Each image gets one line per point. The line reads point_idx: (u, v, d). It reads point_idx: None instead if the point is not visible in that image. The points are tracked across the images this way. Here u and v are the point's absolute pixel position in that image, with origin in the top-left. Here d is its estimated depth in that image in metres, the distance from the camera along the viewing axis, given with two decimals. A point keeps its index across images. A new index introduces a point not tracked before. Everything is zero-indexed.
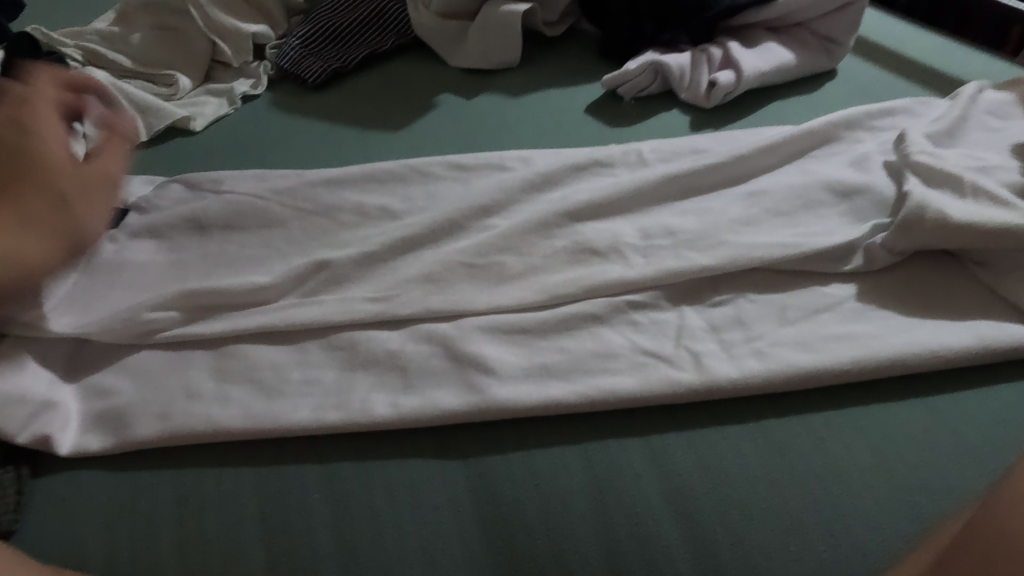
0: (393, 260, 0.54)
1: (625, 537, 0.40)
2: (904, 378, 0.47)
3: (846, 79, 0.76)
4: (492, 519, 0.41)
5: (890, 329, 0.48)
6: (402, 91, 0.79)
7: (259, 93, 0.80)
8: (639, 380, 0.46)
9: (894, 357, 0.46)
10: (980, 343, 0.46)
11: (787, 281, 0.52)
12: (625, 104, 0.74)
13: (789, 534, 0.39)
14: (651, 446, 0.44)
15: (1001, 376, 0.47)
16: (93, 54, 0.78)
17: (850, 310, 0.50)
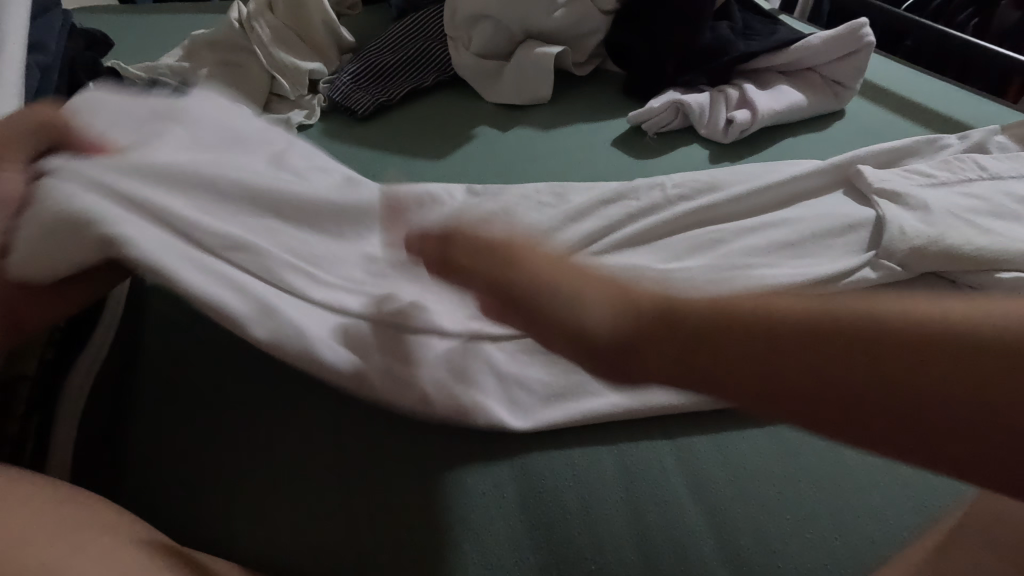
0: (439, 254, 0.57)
1: (657, 522, 0.45)
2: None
3: (852, 119, 0.82)
4: (534, 505, 0.46)
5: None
6: (444, 123, 0.87)
7: (312, 123, 0.87)
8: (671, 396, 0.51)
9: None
10: None
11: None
12: (648, 139, 0.80)
13: (799, 520, 0.44)
14: (677, 446, 0.49)
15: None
16: (164, 86, 0.87)
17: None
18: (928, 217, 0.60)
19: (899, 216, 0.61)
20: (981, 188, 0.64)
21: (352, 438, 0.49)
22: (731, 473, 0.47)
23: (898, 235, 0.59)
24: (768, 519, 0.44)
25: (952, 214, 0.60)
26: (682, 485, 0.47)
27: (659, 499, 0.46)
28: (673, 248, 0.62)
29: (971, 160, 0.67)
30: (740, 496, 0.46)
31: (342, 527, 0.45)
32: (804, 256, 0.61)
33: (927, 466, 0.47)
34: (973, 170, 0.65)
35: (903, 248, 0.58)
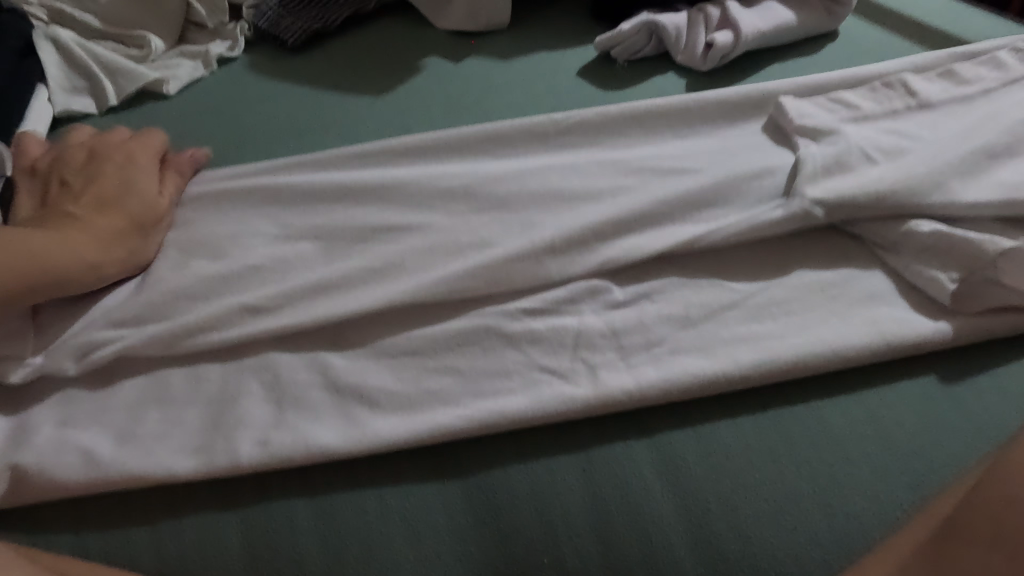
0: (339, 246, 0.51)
1: (628, 531, 0.39)
2: (905, 355, 0.44)
3: (848, 40, 0.71)
4: (487, 515, 0.40)
5: (793, 330, 0.45)
6: (387, 55, 0.76)
7: (235, 56, 0.76)
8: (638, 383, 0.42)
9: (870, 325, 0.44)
10: (978, 328, 0.45)
11: (743, 269, 0.49)
12: (617, 67, 0.71)
13: (789, 524, 0.38)
14: (654, 442, 0.42)
15: (1003, 361, 0.45)
16: (58, 12, 0.74)
17: (758, 310, 0.46)
18: (847, 155, 0.52)
19: (815, 154, 0.52)
20: (917, 125, 0.55)
21: (269, 450, 0.41)
22: (711, 467, 0.40)
23: (823, 170, 0.51)
24: (753, 526, 0.38)
25: (859, 147, 0.52)
26: (653, 485, 0.40)
27: (634, 504, 0.39)
28: (614, 191, 0.52)
29: (894, 90, 0.58)
30: (724, 496, 0.39)
31: (268, 549, 0.40)
32: (703, 213, 0.51)
33: (938, 451, 0.41)
34: (910, 99, 0.57)
35: (819, 194, 0.50)
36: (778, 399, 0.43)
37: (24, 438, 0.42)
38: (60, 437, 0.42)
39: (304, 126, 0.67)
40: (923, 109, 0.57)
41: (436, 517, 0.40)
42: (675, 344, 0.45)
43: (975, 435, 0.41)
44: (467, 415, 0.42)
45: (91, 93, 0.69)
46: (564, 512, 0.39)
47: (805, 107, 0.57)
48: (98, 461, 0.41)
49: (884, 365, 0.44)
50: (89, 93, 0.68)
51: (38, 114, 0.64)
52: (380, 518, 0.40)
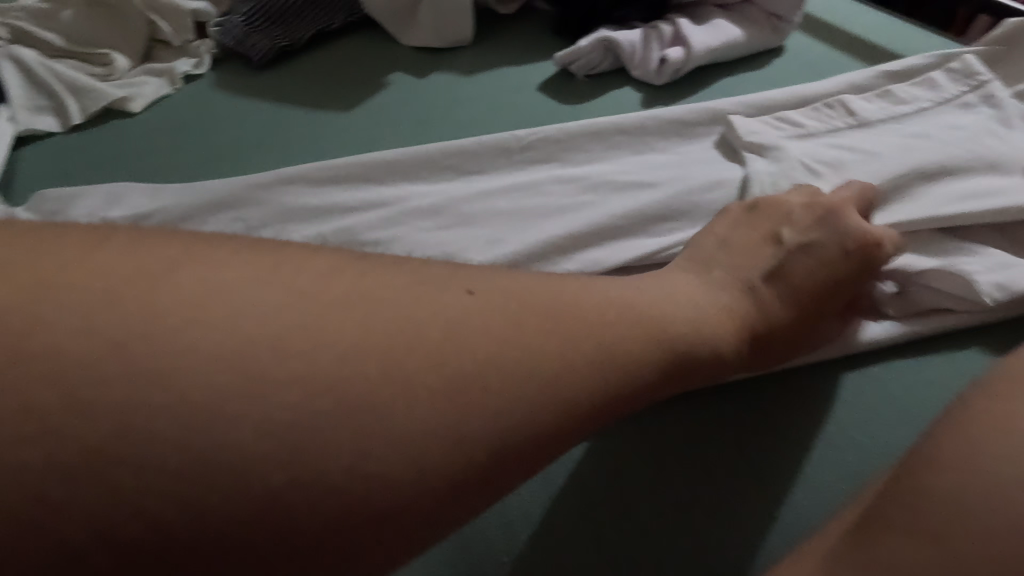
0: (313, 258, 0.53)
1: (588, 524, 0.42)
2: (828, 361, 0.50)
3: (794, 55, 0.75)
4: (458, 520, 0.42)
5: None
6: (352, 71, 0.78)
7: (201, 73, 0.77)
8: None
9: (805, 328, 0.48)
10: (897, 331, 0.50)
11: None
12: (577, 82, 0.73)
13: (726, 508, 0.43)
14: (610, 445, 0.46)
15: (924, 360, 0.50)
16: (19, 31, 0.74)
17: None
18: (787, 172, 0.56)
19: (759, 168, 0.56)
20: (855, 139, 0.59)
21: None
22: (658, 460, 0.45)
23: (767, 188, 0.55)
24: (693, 512, 0.43)
25: (799, 163, 0.57)
26: (609, 478, 0.44)
27: (591, 497, 0.44)
28: (574, 209, 0.54)
29: (836, 108, 0.61)
30: (671, 487, 0.44)
31: None
32: (658, 224, 0.54)
33: (864, 442, 0.46)
34: (849, 117, 0.61)
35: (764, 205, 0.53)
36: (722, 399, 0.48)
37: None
38: None
39: (271, 142, 0.69)
40: (861, 127, 0.60)
41: None
42: None
43: (898, 427, 0.46)
44: None
45: (54, 111, 0.69)
46: None
47: (754, 122, 0.60)
48: None
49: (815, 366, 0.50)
50: (52, 112, 0.68)
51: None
52: None
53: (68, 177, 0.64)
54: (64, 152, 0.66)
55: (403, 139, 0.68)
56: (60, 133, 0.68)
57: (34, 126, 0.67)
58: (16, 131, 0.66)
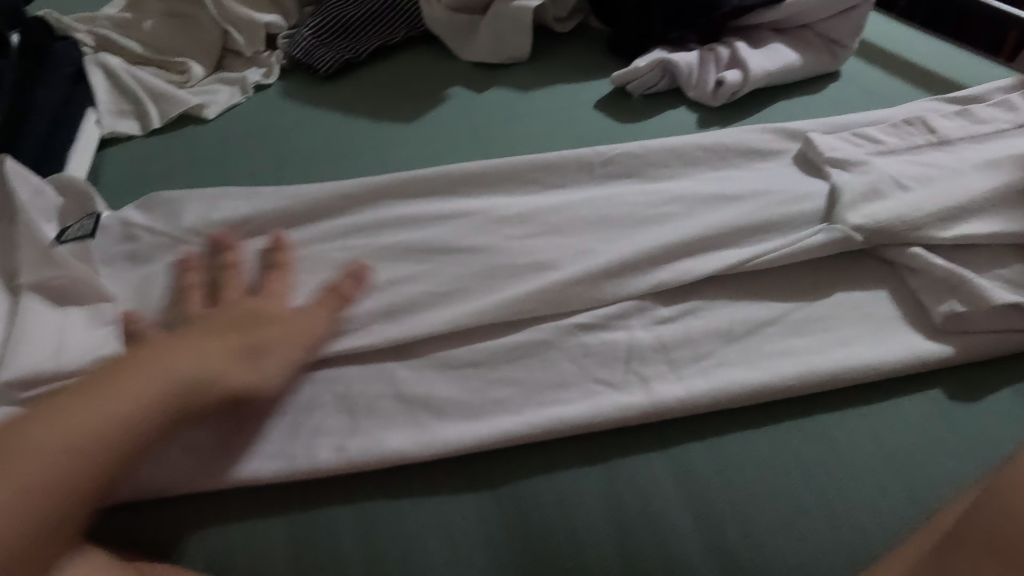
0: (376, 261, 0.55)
1: (646, 536, 0.41)
2: (898, 380, 0.48)
3: (850, 81, 0.76)
4: (517, 525, 0.42)
5: (828, 347, 0.48)
6: (413, 84, 0.80)
7: (270, 82, 0.80)
8: (659, 408, 0.45)
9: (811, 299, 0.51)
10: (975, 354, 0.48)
11: (755, 293, 0.52)
12: (632, 101, 0.75)
13: (791, 527, 0.41)
14: (672, 458, 0.44)
15: (1001, 385, 0.48)
16: (105, 39, 0.79)
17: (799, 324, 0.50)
18: (879, 184, 0.56)
19: (849, 183, 0.56)
20: (938, 157, 0.59)
21: (309, 460, 0.44)
22: (722, 473, 0.44)
23: (860, 196, 0.55)
24: (757, 530, 0.41)
25: (889, 175, 0.56)
26: (673, 493, 0.43)
27: (653, 511, 0.42)
28: (638, 227, 0.55)
29: (919, 122, 0.62)
30: (735, 504, 0.42)
31: (308, 550, 0.42)
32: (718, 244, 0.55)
33: (938, 467, 0.44)
34: (931, 133, 0.61)
35: (859, 218, 0.54)
36: (788, 412, 0.46)
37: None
38: None
39: (336, 150, 0.71)
40: (945, 144, 0.60)
41: (470, 523, 0.43)
42: (699, 375, 0.47)
43: (974, 456, 0.44)
44: (501, 433, 0.45)
45: (136, 115, 0.73)
46: (585, 519, 0.42)
47: (832, 137, 0.61)
48: (160, 469, 0.43)
49: (887, 385, 0.48)
50: (133, 116, 0.72)
51: (87, 136, 0.68)
52: (416, 523, 0.42)
53: (148, 179, 0.67)
54: (143, 154, 0.70)
55: (465, 151, 0.71)
56: (140, 136, 0.72)
57: (117, 129, 0.71)
58: (101, 133, 0.70)
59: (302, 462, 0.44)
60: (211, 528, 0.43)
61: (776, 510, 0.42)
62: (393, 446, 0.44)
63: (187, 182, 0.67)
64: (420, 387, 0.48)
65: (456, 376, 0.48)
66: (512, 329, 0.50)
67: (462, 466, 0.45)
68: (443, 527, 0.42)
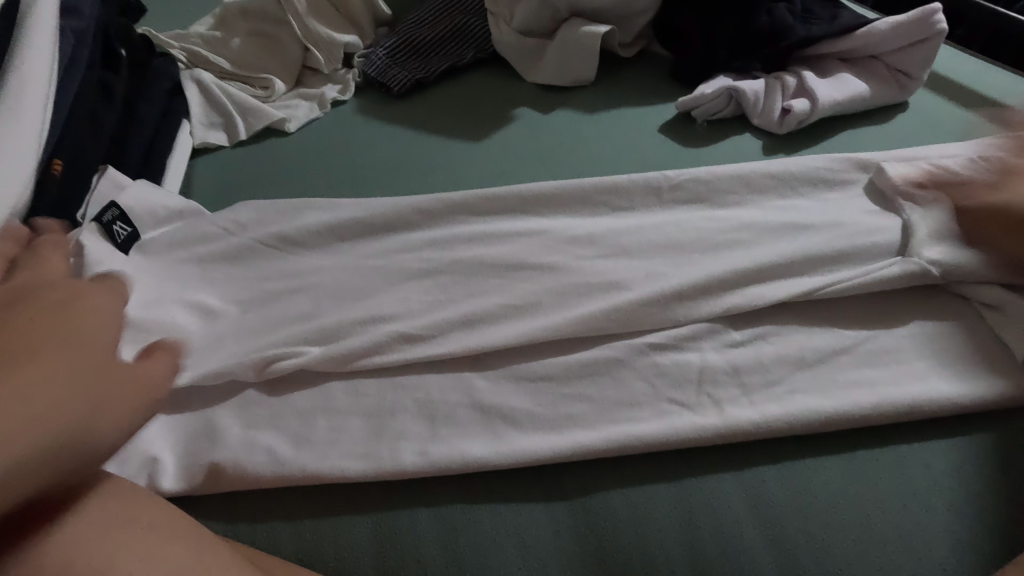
0: (453, 275, 0.58)
1: (721, 556, 0.42)
2: (973, 414, 0.48)
3: (918, 111, 0.76)
4: (592, 537, 0.44)
5: (906, 379, 0.49)
6: (481, 104, 0.84)
7: (345, 99, 0.85)
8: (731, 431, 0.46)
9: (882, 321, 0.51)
10: None
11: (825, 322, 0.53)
12: (697, 126, 0.76)
13: (866, 555, 0.42)
14: (744, 480, 0.45)
15: None
16: (196, 56, 0.84)
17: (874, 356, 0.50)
18: (952, 224, 0.57)
19: (922, 221, 0.57)
20: None
21: (394, 461, 0.46)
22: (795, 498, 0.44)
23: (936, 235, 0.56)
24: (831, 556, 0.42)
25: (959, 214, 0.57)
26: (747, 515, 0.44)
27: (727, 531, 0.43)
28: (707, 252, 0.57)
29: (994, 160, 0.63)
30: (809, 530, 0.43)
31: (392, 548, 0.44)
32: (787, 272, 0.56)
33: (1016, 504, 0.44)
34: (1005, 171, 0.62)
35: (934, 254, 0.54)
36: (861, 442, 0.47)
37: (216, 436, 0.48)
38: (246, 436, 0.48)
39: (409, 166, 0.75)
40: None
41: (547, 533, 0.44)
42: (771, 400, 0.48)
43: None
44: (576, 446, 0.46)
45: (224, 127, 0.77)
46: (660, 535, 0.43)
47: (903, 167, 0.62)
48: (254, 463, 0.46)
49: (962, 419, 0.48)
50: (222, 128, 0.77)
51: (181, 145, 0.72)
52: (495, 528, 0.44)
53: (236, 188, 0.72)
54: (231, 164, 0.75)
55: (533, 170, 0.73)
56: (227, 147, 0.76)
57: (207, 140, 0.75)
58: (193, 143, 0.75)
59: (387, 464, 0.46)
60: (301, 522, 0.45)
61: (850, 538, 0.42)
62: (473, 454, 0.46)
63: (272, 192, 0.71)
64: (497, 398, 0.50)
65: (531, 390, 0.50)
66: (585, 346, 0.52)
67: (538, 476, 0.46)
68: (520, 534, 0.44)
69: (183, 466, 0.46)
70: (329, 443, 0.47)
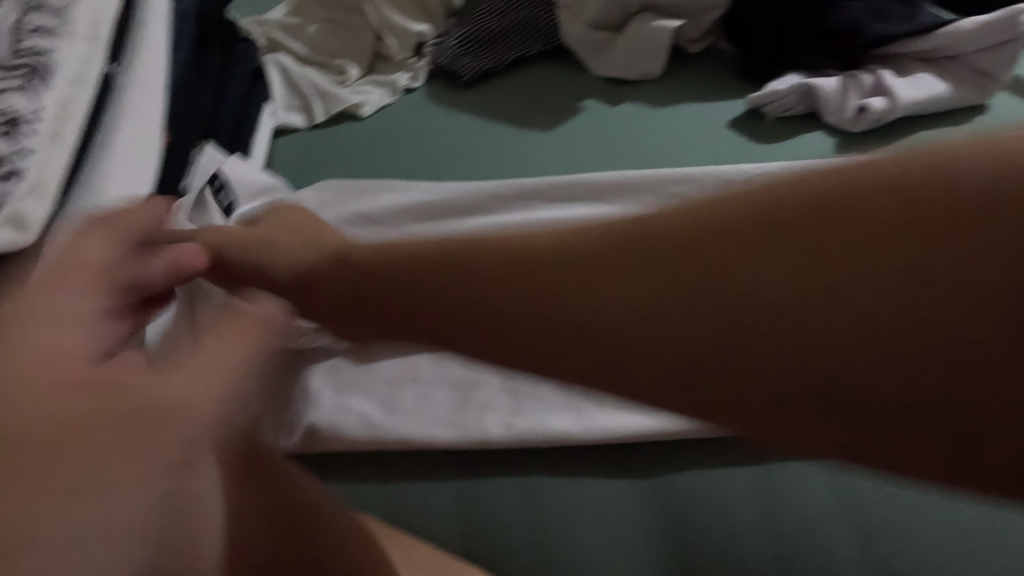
0: None
1: (803, 539, 0.43)
2: None
3: (998, 114, 0.74)
4: (671, 514, 0.44)
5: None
6: (550, 95, 0.85)
7: (416, 86, 0.87)
8: None
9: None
10: None
11: None
12: (767, 123, 0.77)
13: (954, 548, 0.41)
14: (826, 469, 0.45)
15: None
16: (275, 41, 0.88)
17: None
18: None
19: None
20: None
21: (478, 433, 0.47)
22: (879, 489, 0.44)
23: None
24: (916, 546, 0.42)
25: None
26: (828, 502, 0.44)
27: (810, 517, 0.43)
28: None
29: None
30: (893, 520, 0.43)
31: (474, 511, 0.45)
32: None
33: None
34: None
35: None
36: None
37: (309, 401, 0.50)
38: (337, 401, 0.50)
39: (480, 153, 0.76)
40: None
41: (628, 506, 0.45)
42: None
43: None
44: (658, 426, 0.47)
45: (302, 110, 0.80)
46: (740, 516, 0.44)
47: None
48: (346, 427, 0.48)
49: None
50: (300, 111, 0.80)
51: (265, 125, 0.75)
52: (578, 500, 0.45)
53: (316, 169, 0.74)
54: (308, 145, 0.77)
55: (604, 161, 0.74)
56: (304, 129, 0.79)
57: (286, 121, 0.78)
58: (274, 124, 0.78)
59: (472, 434, 0.47)
60: (388, 484, 0.47)
61: (937, 531, 0.42)
62: (556, 429, 0.47)
63: (349, 174, 0.73)
64: None
65: None
66: None
67: (618, 455, 0.47)
68: (600, 508, 0.45)
69: (278, 427, 0.49)
70: (415, 414, 0.49)
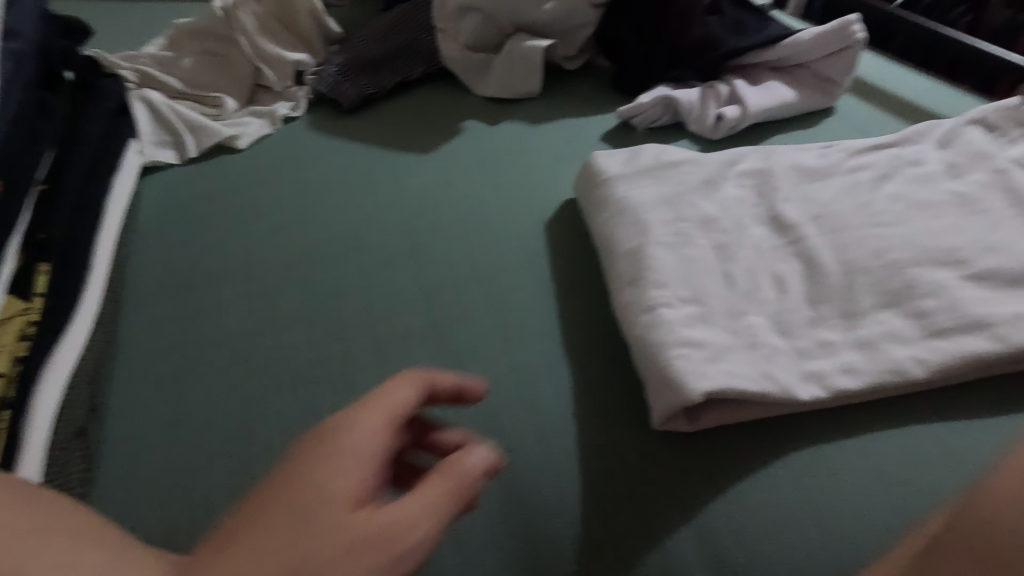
0: None
1: (646, 539, 0.46)
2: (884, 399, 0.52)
3: (843, 117, 0.81)
4: (524, 526, 0.47)
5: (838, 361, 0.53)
6: (433, 116, 0.86)
7: (297, 116, 0.86)
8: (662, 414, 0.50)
9: None
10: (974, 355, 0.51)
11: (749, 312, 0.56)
12: (638, 134, 0.79)
13: (780, 533, 0.45)
14: (670, 469, 0.49)
15: (984, 399, 0.52)
16: (146, 76, 0.85)
17: (815, 338, 0.53)
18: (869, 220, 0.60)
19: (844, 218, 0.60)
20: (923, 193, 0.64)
21: None
22: (716, 483, 0.48)
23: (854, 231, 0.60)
24: (746, 533, 0.46)
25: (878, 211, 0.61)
26: (670, 500, 0.48)
27: (652, 516, 0.47)
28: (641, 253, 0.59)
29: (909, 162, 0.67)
30: (727, 512, 0.47)
31: None
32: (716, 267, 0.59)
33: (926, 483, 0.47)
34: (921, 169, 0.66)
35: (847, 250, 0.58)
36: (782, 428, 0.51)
37: None
38: None
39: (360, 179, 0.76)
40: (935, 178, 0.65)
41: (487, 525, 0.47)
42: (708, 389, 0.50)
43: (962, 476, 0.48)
44: None
45: (173, 146, 0.78)
46: (590, 523, 0.47)
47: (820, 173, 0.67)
48: None
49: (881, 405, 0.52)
50: (171, 147, 0.78)
51: (128, 164, 0.73)
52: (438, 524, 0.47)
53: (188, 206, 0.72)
54: (179, 181, 0.76)
55: (482, 181, 0.75)
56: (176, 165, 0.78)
57: (154, 159, 0.76)
58: (141, 162, 0.76)
59: None
60: None
61: (767, 519, 0.46)
62: None
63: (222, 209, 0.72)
64: None
65: None
66: None
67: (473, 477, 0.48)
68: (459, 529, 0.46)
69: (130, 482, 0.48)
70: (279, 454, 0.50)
